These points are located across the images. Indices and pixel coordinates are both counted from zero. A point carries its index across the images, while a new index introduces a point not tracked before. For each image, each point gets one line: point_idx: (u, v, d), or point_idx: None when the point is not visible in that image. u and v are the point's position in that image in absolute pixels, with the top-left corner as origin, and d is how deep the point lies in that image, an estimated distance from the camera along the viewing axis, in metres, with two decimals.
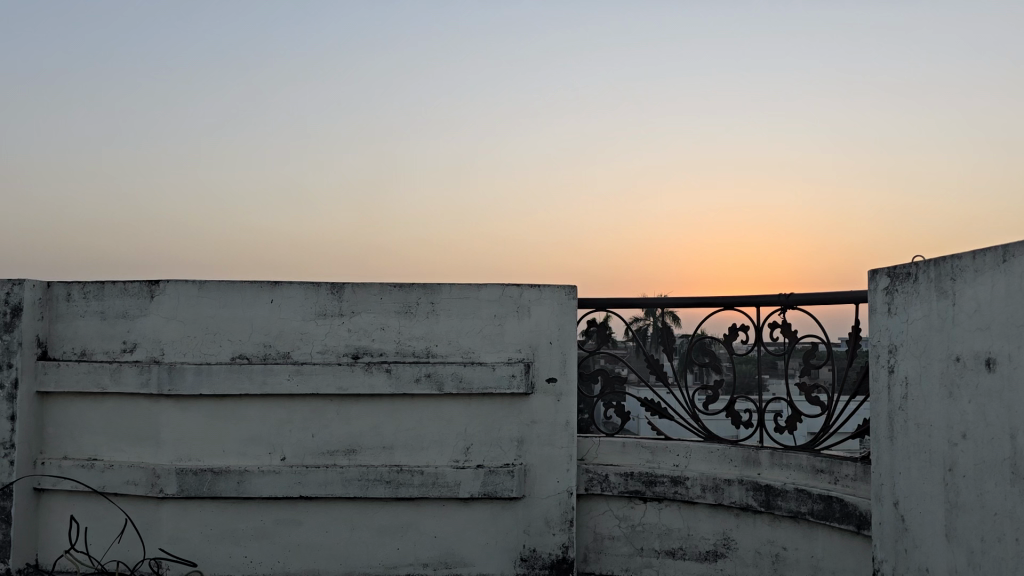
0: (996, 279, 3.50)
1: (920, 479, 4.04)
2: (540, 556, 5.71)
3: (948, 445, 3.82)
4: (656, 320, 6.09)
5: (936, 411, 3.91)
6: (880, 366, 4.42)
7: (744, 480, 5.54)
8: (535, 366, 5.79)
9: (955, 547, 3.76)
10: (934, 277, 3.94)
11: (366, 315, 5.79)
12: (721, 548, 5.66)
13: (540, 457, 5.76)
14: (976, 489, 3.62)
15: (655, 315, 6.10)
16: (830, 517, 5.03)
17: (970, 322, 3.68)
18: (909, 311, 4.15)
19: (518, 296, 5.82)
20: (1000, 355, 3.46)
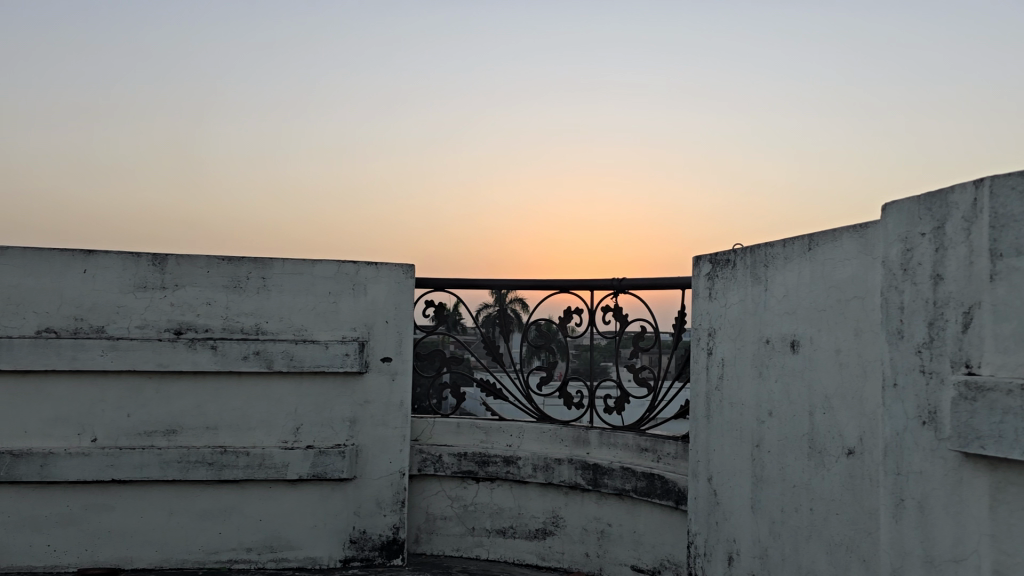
0: (802, 266, 3.72)
1: (731, 455, 4.26)
2: (370, 537, 5.62)
3: (757, 422, 4.04)
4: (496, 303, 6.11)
5: (747, 390, 4.13)
6: (700, 349, 4.62)
7: (574, 459, 5.67)
8: (370, 345, 5.69)
9: (759, 517, 4.00)
10: (750, 264, 4.15)
11: (191, 289, 5.49)
12: (550, 526, 5.78)
13: (372, 438, 5.67)
14: (779, 463, 3.85)
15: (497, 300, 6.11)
16: (652, 494, 5.21)
17: (779, 306, 3.89)
18: (728, 296, 4.36)
19: (354, 274, 5.69)
20: (804, 337, 3.69)
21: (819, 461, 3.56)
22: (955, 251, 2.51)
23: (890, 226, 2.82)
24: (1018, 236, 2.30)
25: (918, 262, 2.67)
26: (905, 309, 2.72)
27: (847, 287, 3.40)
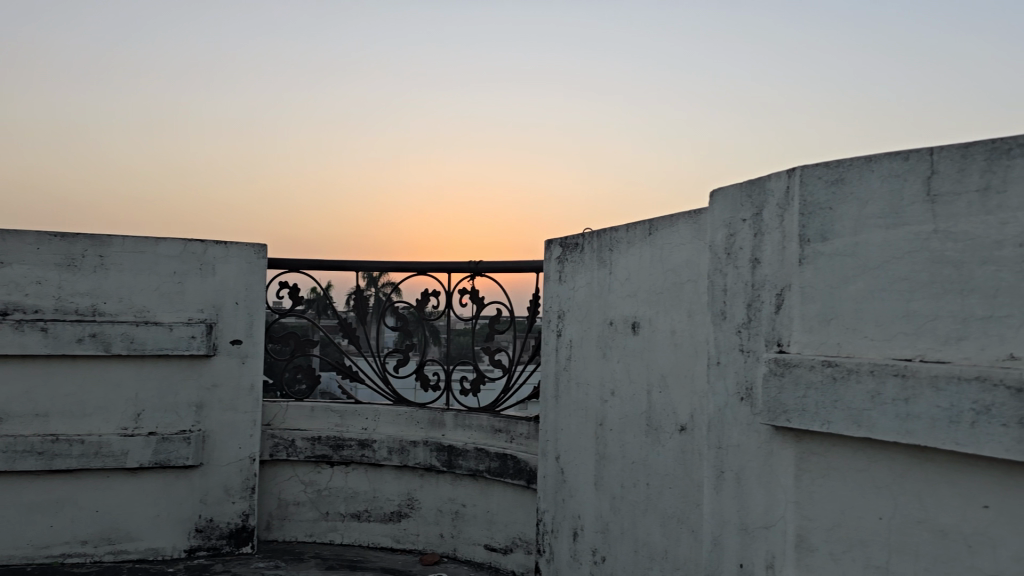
0: (642, 250, 3.84)
1: (577, 434, 4.38)
2: (217, 526, 5.43)
3: (600, 402, 4.17)
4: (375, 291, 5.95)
5: (593, 371, 4.25)
6: (550, 331, 4.71)
7: (429, 441, 5.68)
8: (218, 328, 5.48)
9: (602, 494, 4.13)
10: (596, 248, 4.26)
11: (19, 267, 5.12)
12: (405, 509, 5.77)
13: (220, 423, 5.48)
14: (620, 441, 3.99)
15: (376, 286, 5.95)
16: (504, 474, 5.28)
17: (622, 289, 4.01)
18: (576, 279, 4.46)
19: (201, 253, 5.46)
20: (643, 319, 3.82)
21: (656, 438, 3.71)
22: (771, 236, 2.65)
23: (716, 211, 2.95)
24: (824, 222, 2.46)
25: (739, 246, 2.81)
26: (727, 291, 2.86)
27: (682, 270, 3.54)
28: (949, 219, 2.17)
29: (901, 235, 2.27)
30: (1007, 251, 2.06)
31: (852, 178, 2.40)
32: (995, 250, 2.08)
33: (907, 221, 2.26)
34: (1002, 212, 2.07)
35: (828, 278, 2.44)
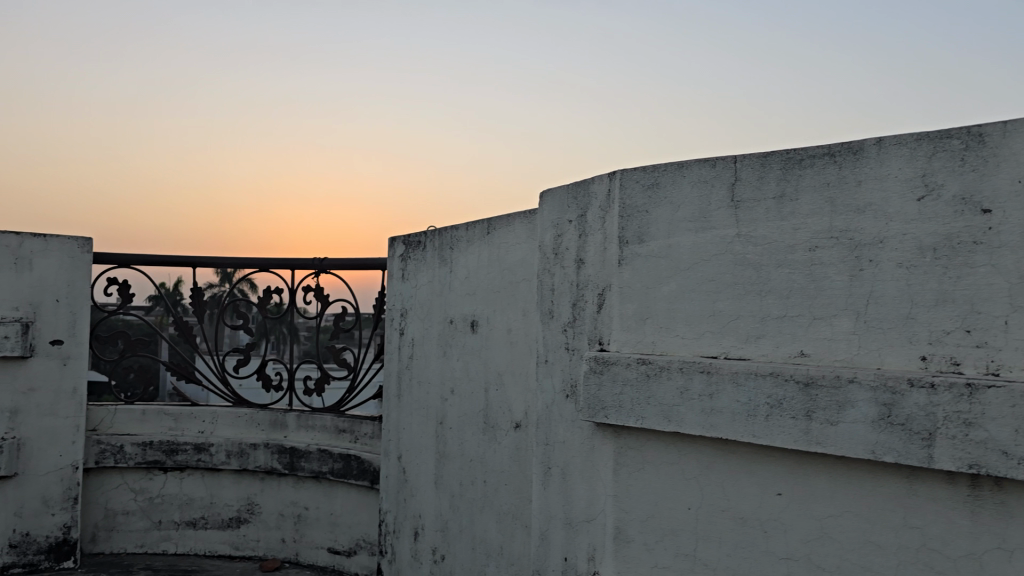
0: (481, 249, 3.87)
1: (418, 432, 4.36)
2: (34, 540, 5.05)
3: (441, 400, 4.17)
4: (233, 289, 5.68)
5: (433, 369, 4.24)
6: (392, 329, 4.66)
7: (270, 444, 5.51)
8: (36, 327, 5.10)
9: (441, 492, 4.13)
10: (437, 246, 4.26)
11: None
12: (244, 514, 5.57)
13: (38, 429, 5.10)
14: (458, 439, 4.00)
15: (233, 284, 5.68)
16: (348, 475, 5.19)
17: (461, 288, 4.03)
18: (418, 277, 4.44)
19: (16, 247, 5.06)
20: (482, 317, 3.85)
21: (492, 435, 3.74)
22: (593, 237, 2.73)
23: (545, 212, 3.01)
24: (640, 225, 2.55)
25: (566, 247, 2.87)
26: (554, 291, 2.92)
27: (517, 269, 3.58)
28: (749, 224, 2.30)
29: (708, 239, 2.39)
30: (799, 254, 2.20)
31: (665, 183, 2.50)
32: (789, 253, 2.22)
33: (714, 225, 2.38)
34: (795, 219, 2.21)
35: (644, 279, 2.54)
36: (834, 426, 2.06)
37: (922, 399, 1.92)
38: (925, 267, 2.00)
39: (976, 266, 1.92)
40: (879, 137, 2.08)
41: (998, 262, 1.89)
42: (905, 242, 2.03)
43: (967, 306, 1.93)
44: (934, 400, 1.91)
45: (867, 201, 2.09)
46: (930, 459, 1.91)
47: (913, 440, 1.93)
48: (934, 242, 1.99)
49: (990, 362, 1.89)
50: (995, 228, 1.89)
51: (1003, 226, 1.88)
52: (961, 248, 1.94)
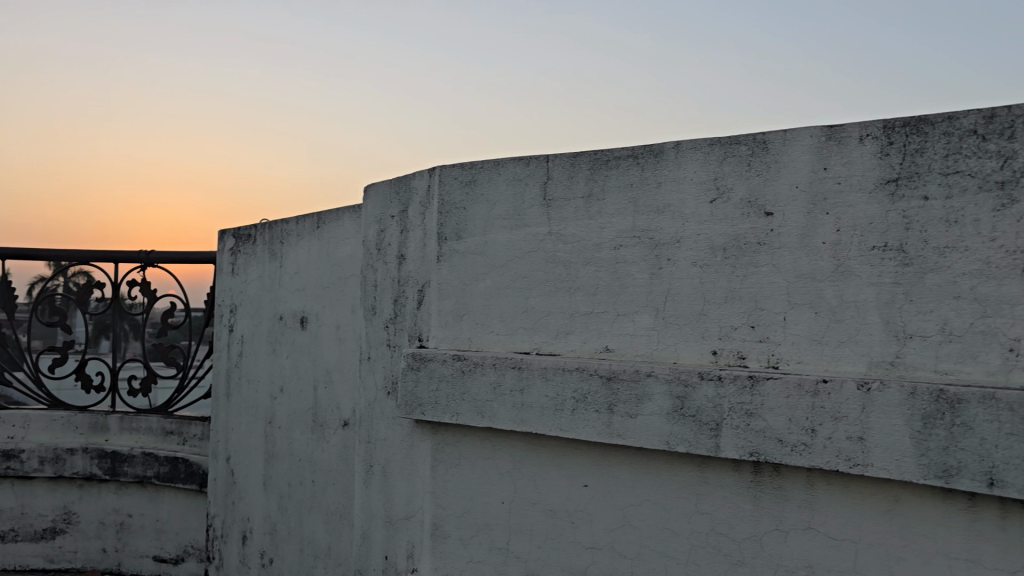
0: (310, 243, 3.78)
1: (247, 433, 4.21)
2: None
3: (270, 399, 4.04)
4: (55, 282, 5.27)
5: (263, 367, 4.11)
6: (221, 325, 4.47)
7: (89, 448, 5.15)
8: None
9: (270, 493, 4.01)
10: (267, 240, 4.12)
11: None
12: (61, 524, 5.20)
13: None
14: (287, 439, 3.89)
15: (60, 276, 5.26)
16: (175, 479, 4.95)
17: (291, 284, 3.92)
18: (248, 272, 4.29)
19: None
20: (311, 313, 3.76)
21: (321, 434, 3.66)
22: (414, 233, 2.72)
23: (369, 207, 2.96)
24: (458, 221, 2.56)
25: (388, 242, 2.84)
26: (377, 286, 2.88)
27: (346, 265, 3.52)
28: (560, 223, 2.36)
29: (522, 236, 2.43)
30: (604, 253, 2.27)
31: (482, 181, 2.52)
32: (595, 252, 2.29)
33: (527, 223, 2.42)
34: (601, 218, 2.28)
35: (461, 275, 2.55)
36: (633, 419, 2.14)
37: (710, 391, 2.03)
38: (716, 266, 2.10)
39: (759, 266, 2.04)
40: (676, 142, 2.17)
41: (778, 262, 2.01)
42: (699, 242, 2.13)
43: (752, 303, 2.05)
44: (720, 392, 2.01)
45: (665, 202, 2.18)
46: (717, 448, 2.01)
47: (702, 430, 2.03)
48: (724, 243, 2.09)
49: (771, 356, 2.01)
50: (775, 230, 2.02)
51: (783, 228, 2.01)
52: (747, 248, 2.06)
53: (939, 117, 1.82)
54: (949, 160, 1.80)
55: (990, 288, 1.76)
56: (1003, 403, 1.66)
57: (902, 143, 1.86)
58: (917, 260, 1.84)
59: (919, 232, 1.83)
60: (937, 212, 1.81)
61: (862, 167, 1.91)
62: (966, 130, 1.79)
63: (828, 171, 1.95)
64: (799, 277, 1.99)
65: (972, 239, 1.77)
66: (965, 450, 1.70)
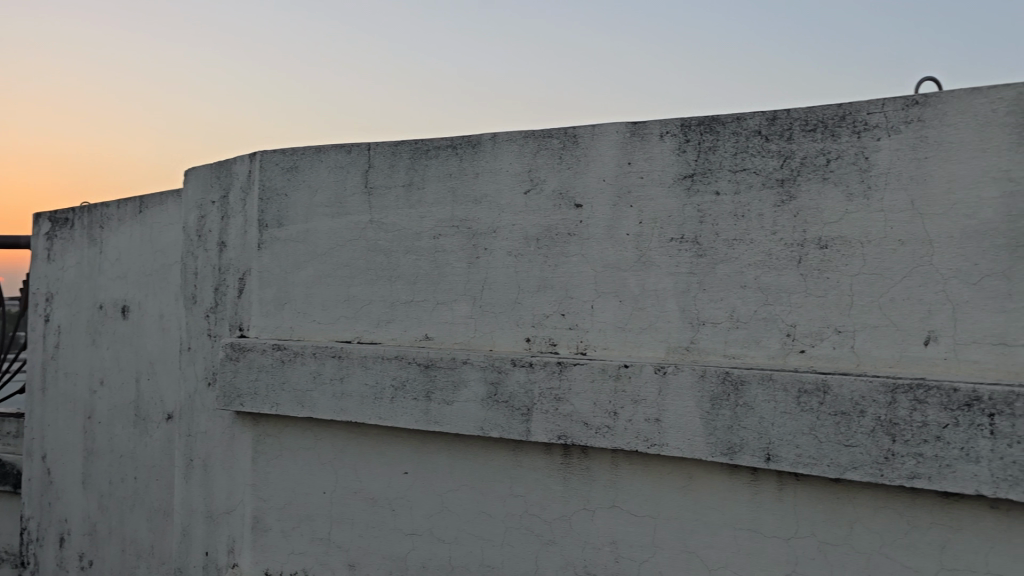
0: (132, 228, 3.59)
1: (65, 429, 3.97)
2: None
3: (89, 392, 3.82)
4: None
5: (81, 359, 3.88)
6: (36, 316, 4.17)
7: None
8: None
9: (89, 492, 3.79)
10: (86, 224, 3.89)
11: None
12: None
13: None
14: (108, 434, 3.69)
15: None
16: None
17: (111, 271, 3.72)
18: (65, 258, 4.03)
19: None
20: (133, 302, 3.58)
21: (143, 428, 3.49)
22: (234, 219, 2.64)
23: (189, 191, 2.85)
24: (279, 208, 2.52)
25: (208, 228, 2.74)
26: (197, 274, 2.78)
27: (169, 251, 3.37)
28: (380, 211, 2.36)
29: (343, 224, 2.41)
30: (425, 242, 2.30)
31: (303, 167, 2.48)
32: (415, 241, 2.31)
33: (348, 211, 2.41)
34: (421, 207, 2.30)
35: (282, 263, 2.51)
36: (449, 405, 2.17)
37: (522, 376, 2.08)
38: (530, 256, 2.16)
39: (569, 256, 2.11)
40: (493, 133, 2.21)
41: (586, 252, 2.09)
42: (514, 232, 2.18)
43: (563, 292, 2.12)
44: (531, 377, 2.07)
45: (483, 193, 2.22)
46: (527, 432, 2.08)
47: (515, 415, 2.09)
48: (537, 233, 2.16)
49: (580, 342, 2.09)
50: (585, 222, 2.09)
51: (590, 220, 2.09)
52: (558, 239, 2.13)
53: (728, 118, 1.94)
54: (737, 158, 1.92)
55: (771, 278, 1.89)
56: (779, 384, 1.79)
57: (697, 141, 1.97)
58: (709, 251, 1.95)
59: (711, 226, 1.95)
60: (727, 207, 1.93)
61: (661, 163, 2.01)
62: (752, 131, 1.91)
63: (632, 165, 2.04)
64: (605, 267, 2.07)
65: (755, 233, 1.90)
66: (747, 428, 1.83)
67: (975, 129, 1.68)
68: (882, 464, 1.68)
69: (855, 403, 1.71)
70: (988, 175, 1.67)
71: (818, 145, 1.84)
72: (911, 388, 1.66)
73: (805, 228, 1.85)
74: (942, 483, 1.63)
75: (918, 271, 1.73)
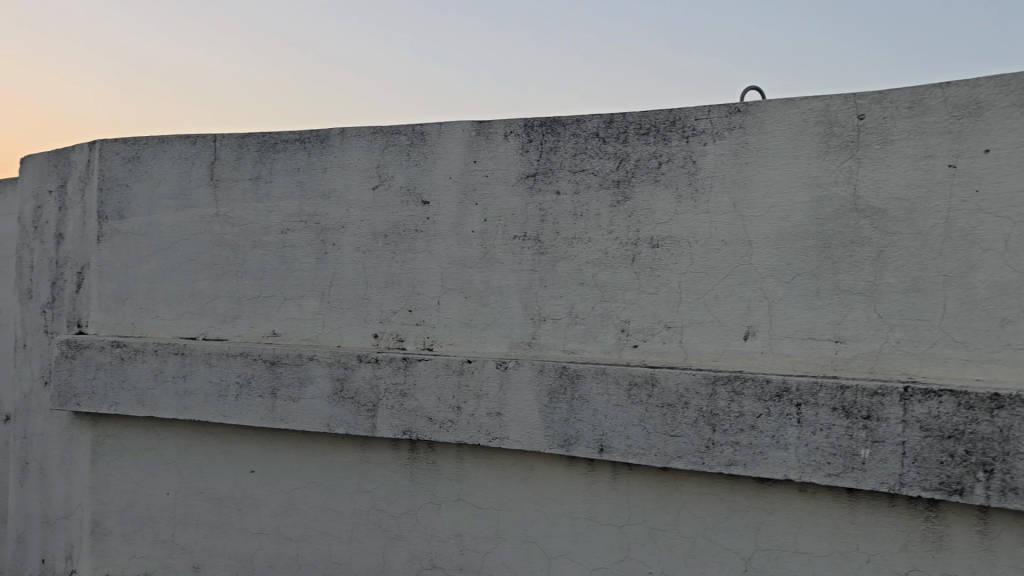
0: None
1: None
2: None
3: None
4: None
5: None
6: None
7: None
8: None
9: None
10: None
11: None
12: None
13: None
14: None
15: None
16: None
17: None
18: None
19: None
20: None
21: None
22: (72, 211, 2.53)
23: (24, 180, 2.71)
24: (120, 199, 2.43)
25: (45, 219, 2.60)
26: (32, 267, 2.64)
27: (6, 244, 3.18)
28: (226, 204, 2.31)
29: (188, 217, 2.35)
30: (271, 237, 2.26)
31: (146, 157, 2.40)
32: (263, 235, 2.27)
33: (193, 203, 2.34)
34: (268, 201, 2.27)
35: (123, 257, 2.41)
36: (295, 402, 2.15)
37: (368, 372, 2.08)
38: (377, 251, 2.16)
39: (416, 252, 2.13)
40: (342, 128, 2.20)
41: (433, 249, 2.11)
42: (361, 227, 2.18)
43: (410, 288, 2.13)
44: (377, 373, 2.08)
45: (331, 187, 2.21)
46: (373, 428, 2.08)
47: (360, 411, 2.09)
48: (384, 229, 2.16)
49: (426, 338, 2.11)
50: (431, 218, 2.11)
51: (437, 217, 2.11)
52: (406, 235, 2.14)
53: (569, 119, 1.99)
54: (577, 159, 1.98)
55: (607, 275, 1.96)
56: (611, 377, 1.86)
57: (539, 141, 2.02)
58: (550, 249, 2.01)
59: (552, 224, 2.00)
60: (567, 206, 1.99)
61: (505, 162, 2.05)
62: (590, 133, 1.97)
63: (477, 164, 2.08)
64: (451, 263, 2.10)
65: (593, 232, 1.97)
66: (582, 420, 1.89)
67: (789, 136, 1.79)
68: (704, 453, 1.77)
69: (680, 395, 1.80)
70: (800, 179, 1.78)
71: (650, 148, 1.91)
72: (729, 380, 1.76)
73: (638, 228, 1.93)
74: (756, 469, 1.73)
75: (739, 270, 1.83)
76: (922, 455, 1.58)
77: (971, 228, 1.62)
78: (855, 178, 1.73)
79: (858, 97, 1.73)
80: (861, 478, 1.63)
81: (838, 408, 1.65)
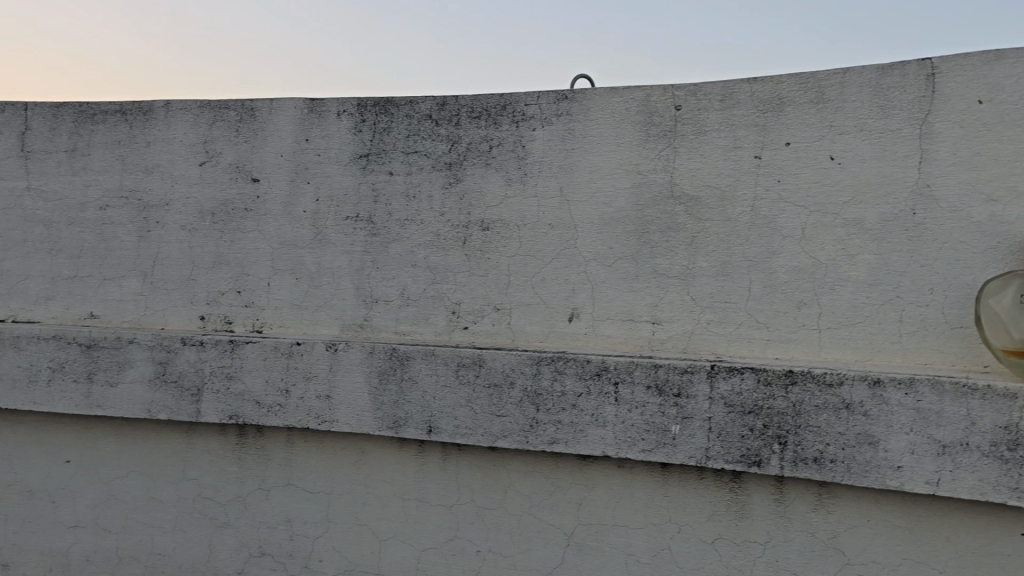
0: None
1: None
2: None
3: None
4: None
5: None
6: None
7: None
8: None
9: None
10: None
11: None
12: None
13: None
14: None
15: None
16: None
17: None
18: None
19: None
20: None
21: None
22: None
23: None
24: None
25: None
26: None
27: None
28: (40, 177, 2.18)
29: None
30: (89, 213, 2.14)
31: None
32: (80, 211, 2.15)
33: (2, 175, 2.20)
34: (86, 175, 2.15)
35: None
36: (113, 388, 2.04)
37: (192, 355, 2.01)
38: (204, 231, 2.08)
39: (245, 232, 2.06)
40: (166, 101, 2.11)
41: (263, 228, 2.05)
42: (188, 205, 2.09)
43: (238, 268, 2.07)
44: (201, 357, 2.00)
45: (154, 162, 2.11)
46: (197, 413, 2.01)
47: (183, 396, 2.01)
48: (212, 207, 2.08)
49: (255, 320, 2.06)
50: (261, 197, 2.05)
51: (267, 195, 2.05)
52: (234, 214, 2.07)
53: (402, 100, 1.98)
54: (409, 140, 1.97)
55: (439, 258, 1.96)
56: (440, 358, 1.87)
57: (372, 121, 2.00)
58: (382, 231, 1.99)
59: (384, 205, 1.99)
60: (399, 187, 1.98)
61: (338, 141, 2.02)
62: (423, 115, 1.97)
63: (309, 142, 2.03)
64: (281, 244, 2.05)
65: (425, 213, 1.97)
66: (411, 402, 1.89)
67: (613, 124, 1.84)
68: (528, 432, 1.81)
69: (506, 375, 1.82)
70: (622, 166, 1.84)
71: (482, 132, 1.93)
72: (553, 360, 1.80)
73: (469, 211, 1.94)
74: (577, 447, 1.78)
75: (565, 254, 1.88)
76: (726, 430, 1.68)
77: (773, 216, 1.73)
78: (672, 166, 1.80)
79: (675, 89, 1.80)
80: (672, 452, 1.71)
81: (652, 386, 1.72)
